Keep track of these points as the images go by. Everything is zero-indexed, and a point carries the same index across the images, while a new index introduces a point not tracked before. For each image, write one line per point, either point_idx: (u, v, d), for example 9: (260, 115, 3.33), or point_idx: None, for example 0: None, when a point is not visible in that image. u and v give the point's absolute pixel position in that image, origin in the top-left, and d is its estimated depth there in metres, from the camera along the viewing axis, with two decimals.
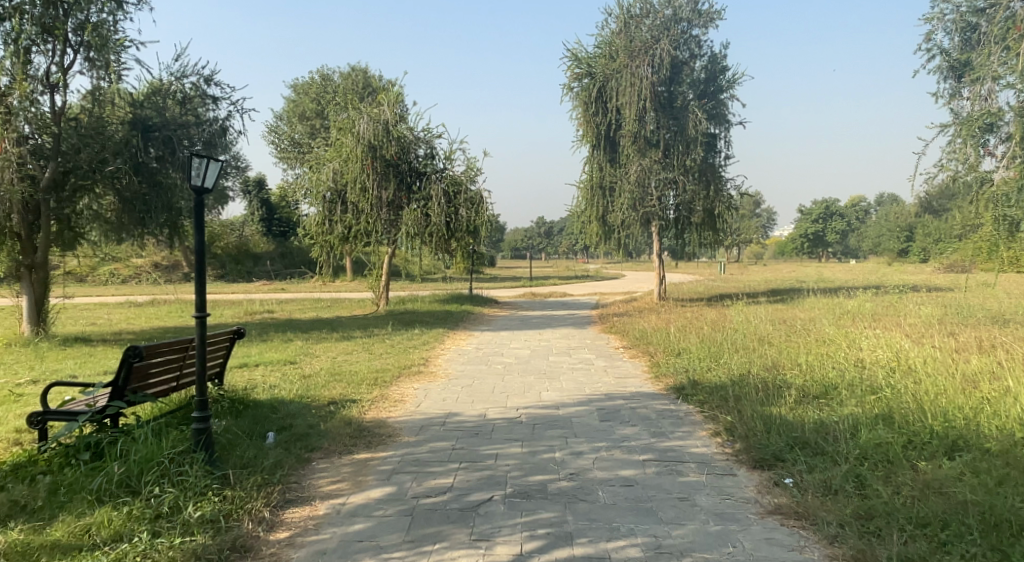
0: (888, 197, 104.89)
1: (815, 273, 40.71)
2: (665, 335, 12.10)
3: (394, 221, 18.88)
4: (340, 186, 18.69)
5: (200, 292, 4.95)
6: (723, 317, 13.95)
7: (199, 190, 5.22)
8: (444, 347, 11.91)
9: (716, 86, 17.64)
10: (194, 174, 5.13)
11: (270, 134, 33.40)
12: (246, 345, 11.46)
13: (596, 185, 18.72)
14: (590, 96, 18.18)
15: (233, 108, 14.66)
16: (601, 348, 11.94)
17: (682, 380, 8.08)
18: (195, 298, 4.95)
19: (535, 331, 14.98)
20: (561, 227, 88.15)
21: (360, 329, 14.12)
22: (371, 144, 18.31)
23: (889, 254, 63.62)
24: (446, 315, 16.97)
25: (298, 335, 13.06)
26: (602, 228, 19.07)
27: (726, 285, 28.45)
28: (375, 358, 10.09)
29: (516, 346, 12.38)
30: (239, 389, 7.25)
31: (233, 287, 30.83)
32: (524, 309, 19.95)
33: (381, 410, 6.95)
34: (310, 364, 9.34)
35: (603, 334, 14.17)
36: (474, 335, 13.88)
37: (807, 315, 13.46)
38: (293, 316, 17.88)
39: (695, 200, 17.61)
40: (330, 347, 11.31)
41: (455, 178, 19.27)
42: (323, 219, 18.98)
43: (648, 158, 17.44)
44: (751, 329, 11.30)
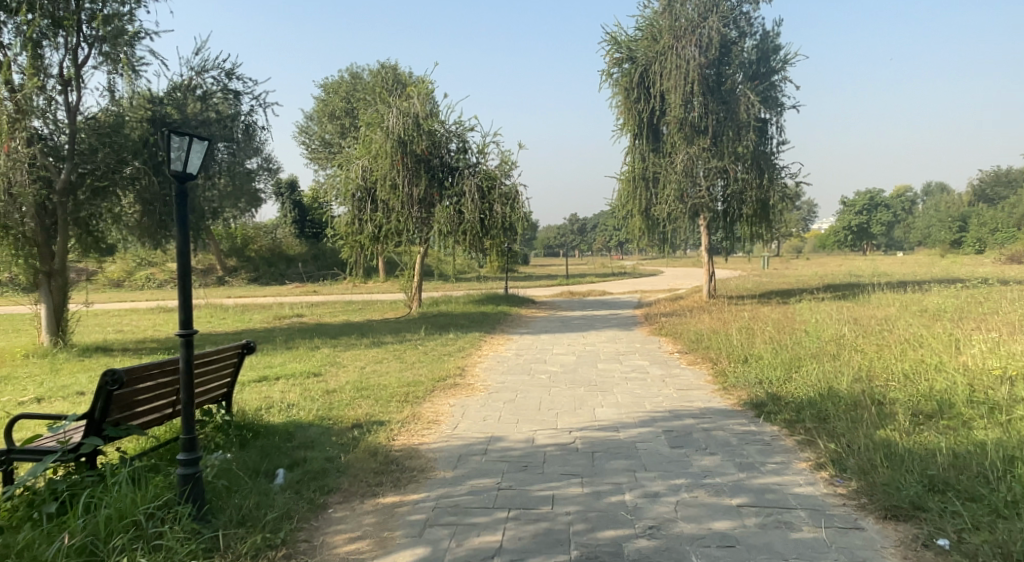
0: (937, 187, 101.30)
1: (866, 266, 39.01)
2: (723, 338, 11.03)
3: (426, 219, 18.03)
4: (370, 184, 17.87)
5: (184, 307, 4.00)
6: (785, 317, 12.82)
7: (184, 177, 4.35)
8: (481, 353, 10.97)
9: (769, 66, 16.53)
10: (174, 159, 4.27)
11: (300, 135, 32.88)
12: (271, 354, 10.63)
13: (638, 176, 17.64)
14: (631, 82, 17.11)
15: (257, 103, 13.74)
16: (652, 353, 10.92)
17: (759, 393, 7.06)
18: (178, 314, 4.00)
19: (578, 333, 13.97)
20: (596, 224, 86.86)
21: (391, 333, 13.24)
22: (401, 138, 17.44)
23: (940, 246, 61.16)
24: (483, 317, 16.05)
25: (325, 342, 12.23)
26: (645, 222, 17.98)
27: (773, 282, 27.09)
28: (406, 368, 9.18)
29: (558, 351, 11.40)
30: (251, 411, 6.39)
31: (265, 289, 30.31)
32: (564, 310, 18.95)
33: (413, 434, 6.03)
34: (334, 377, 8.46)
35: (653, 337, 13.11)
36: (513, 339, 12.93)
37: (880, 314, 12.27)
38: (323, 320, 17.12)
39: (748, 190, 16.44)
40: (359, 356, 10.44)
41: (489, 173, 18.34)
42: (353, 219, 18.18)
43: (696, 145, 16.32)
44: (822, 331, 10.18)
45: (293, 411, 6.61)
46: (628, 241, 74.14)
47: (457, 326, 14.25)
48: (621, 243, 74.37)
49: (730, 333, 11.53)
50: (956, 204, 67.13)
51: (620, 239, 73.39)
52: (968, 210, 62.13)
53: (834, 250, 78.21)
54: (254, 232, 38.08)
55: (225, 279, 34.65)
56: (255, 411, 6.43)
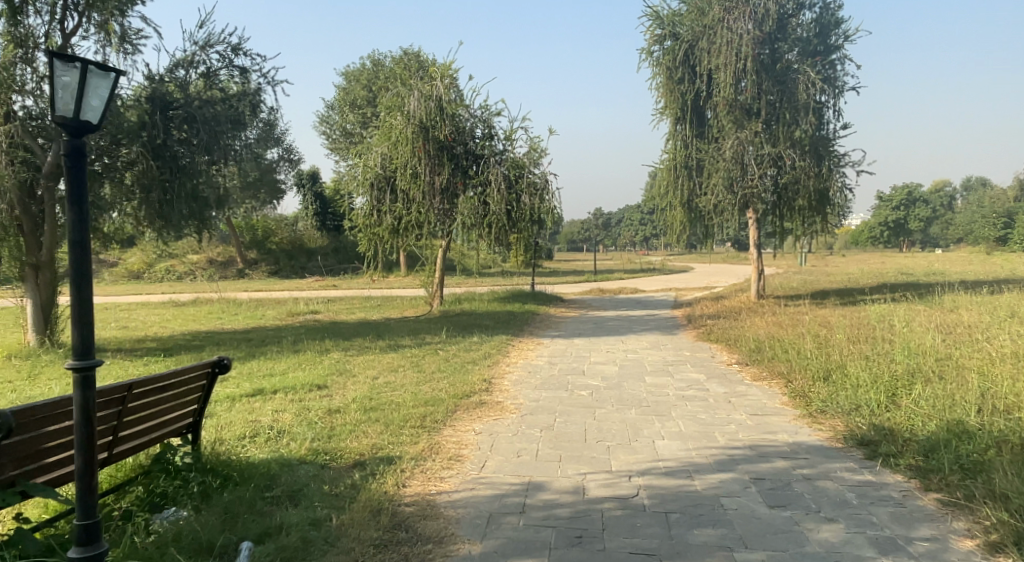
0: (978, 183, 97.84)
1: (909, 264, 37.22)
2: (788, 349, 9.65)
3: (448, 210, 16.75)
4: (389, 172, 16.66)
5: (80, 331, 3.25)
6: (852, 324, 11.40)
7: (78, 123, 3.47)
8: (511, 361, 9.65)
9: (827, 43, 15.19)
10: (61, 100, 3.42)
11: (322, 126, 31.87)
12: (273, 359, 9.42)
13: (680, 164, 16.22)
14: (675, 60, 15.68)
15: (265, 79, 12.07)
16: (706, 363, 9.55)
17: (866, 432, 5.73)
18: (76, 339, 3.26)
19: (616, 337, 12.65)
20: (622, 219, 85.15)
21: (410, 335, 11.99)
22: (422, 124, 16.18)
23: (983, 245, 58.84)
24: (510, 317, 14.77)
25: (337, 343, 11.00)
26: (687, 215, 16.57)
27: (818, 280, 25.45)
28: (425, 381, 7.84)
29: (596, 359, 10.05)
30: (223, 443, 5.04)
31: (283, 283, 29.28)
32: (596, 309, 17.59)
33: (428, 477, 4.68)
34: (339, 391, 7.16)
35: (701, 342, 11.77)
36: (544, 343, 11.59)
37: (964, 327, 10.81)
38: (338, 318, 15.93)
39: (803, 179, 15.00)
40: (371, 363, 9.18)
41: (517, 161, 17.01)
42: (372, 208, 16.95)
43: (747, 130, 14.89)
44: (909, 347, 8.78)
45: (278, 439, 5.26)
46: (657, 237, 72.39)
47: (482, 327, 12.97)
48: (649, 238, 72.64)
49: (793, 342, 10.13)
50: (1000, 201, 64.61)
51: (648, 234, 71.75)
52: (1012, 207, 59.75)
53: (868, 247, 75.87)
54: (273, 223, 37.03)
55: (244, 272, 33.69)
56: (230, 441, 5.10)
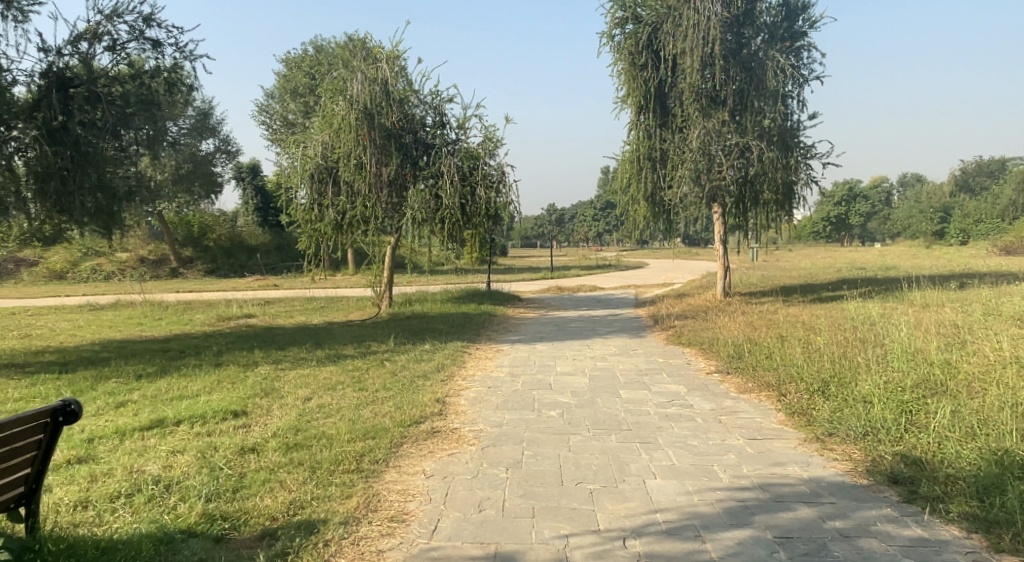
0: (915, 179, 100.35)
1: (858, 259, 37.48)
2: (772, 354, 8.79)
3: (397, 205, 15.53)
4: (331, 163, 15.37)
5: None
6: (831, 325, 10.64)
7: None
8: (466, 374, 8.52)
9: (796, 27, 14.43)
10: None
11: (261, 115, 30.21)
12: (191, 374, 8.14)
13: (643, 155, 15.31)
14: (638, 45, 14.82)
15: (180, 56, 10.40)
16: (684, 372, 8.60)
17: (896, 463, 4.89)
18: None
19: (581, 340, 11.65)
20: (574, 215, 84.63)
21: (353, 343, 10.76)
22: (367, 109, 14.89)
23: (923, 239, 59.97)
24: (465, 319, 13.67)
25: (268, 353, 9.72)
26: (651, 210, 15.69)
27: (778, 275, 24.95)
28: (367, 404, 6.63)
29: (562, 368, 9.00)
30: (81, 514, 3.79)
31: (219, 283, 27.56)
32: (556, 309, 16.59)
33: (361, 552, 3.60)
34: (259, 420, 5.89)
35: (673, 346, 10.85)
36: (503, 350, 10.49)
37: (949, 326, 10.15)
38: (275, 322, 14.57)
39: (772, 171, 14.23)
40: (306, 379, 7.96)
41: (471, 152, 15.86)
42: (313, 202, 15.60)
43: (714, 118, 14.10)
44: (905, 351, 8.01)
45: (162, 499, 3.98)
46: (610, 232, 71.95)
47: (435, 332, 11.83)
48: (600, 234, 72.19)
49: (775, 346, 9.29)
50: (937, 197, 66.23)
51: (600, 230, 71.29)
52: (950, 203, 61.20)
53: (814, 241, 76.87)
54: (211, 219, 35.05)
55: (179, 271, 31.77)
56: (93, 506, 3.90)
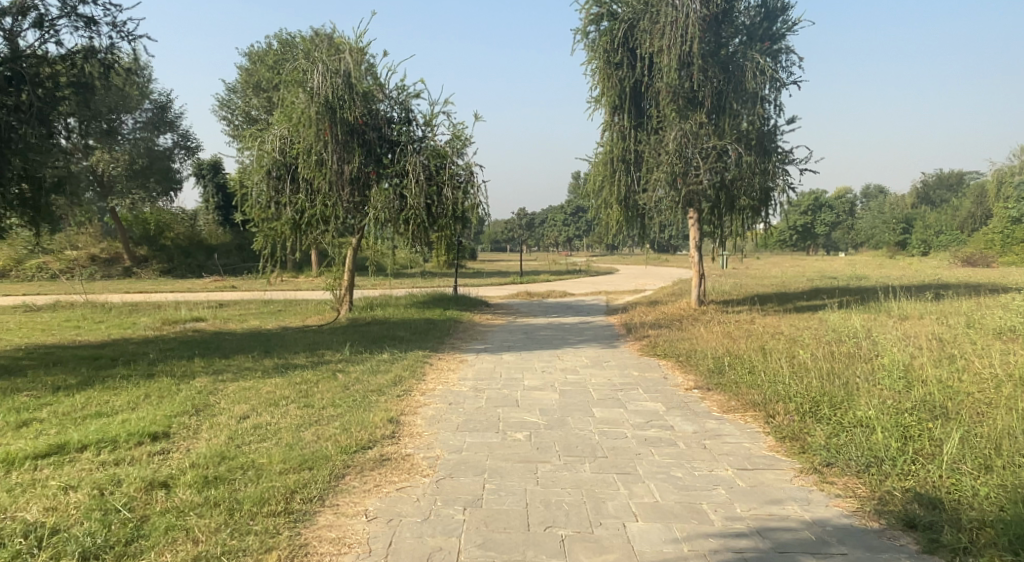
0: (879, 190, 101.66)
1: (825, 268, 37.38)
2: (755, 370, 8.21)
3: (360, 203, 14.76)
4: (290, 159, 14.56)
5: None
6: (813, 338, 10.12)
7: None
8: (425, 388, 7.79)
9: (775, 28, 13.96)
10: None
11: (222, 110, 29.13)
12: (116, 387, 7.29)
13: (617, 157, 14.73)
14: (613, 42, 14.27)
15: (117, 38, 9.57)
16: (661, 388, 7.98)
17: (909, 502, 4.35)
18: None
19: (551, 350, 10.98)
20: (544, 220, 84.12)
21: (306, 352, 9.95)
22: (328, 103, 14.02)
23: (886, 249, 60.46)
24: (429, 326, 12.93)
25: (209, 363, 8.89)
26: (625, 214, 15.12)
27: (751, 284, 24.53)
28: (312, 423, 5.87)
29: (530, 383, 8.30)
30: None
31: (173, 284, 26.40)
32: (524, 316, 15.91)
33: None
34: (181, 445, 5.14)
35: (648, 358, 10.23)
36: (467, 360, 9.78)
37: (934, 340, 9.67)
38: (225, 327, 13.69)
39: (749, 176, 13.75)
40: (246, 394, 7.17)
41: (438, 150, 15.11)
42: (269, 200, 14.74)
43: (691, 120, 13.54)
44: (897, 368, 7.49)
45: (29, 558, 3.52)
46: (580, 238, 71.54)
47: (395, 340, 11.07)
48: (570, 239, 71.71)
49: (757, 360, 8.71)
50: (901, 209, 66.94)
51: (571, 235, 70.83)
52: (912, 214, 61.89)
53: (781, 250, 77.27)
54: (167, 217, 33.74)
55: (131, 270, 30.47)
56: None
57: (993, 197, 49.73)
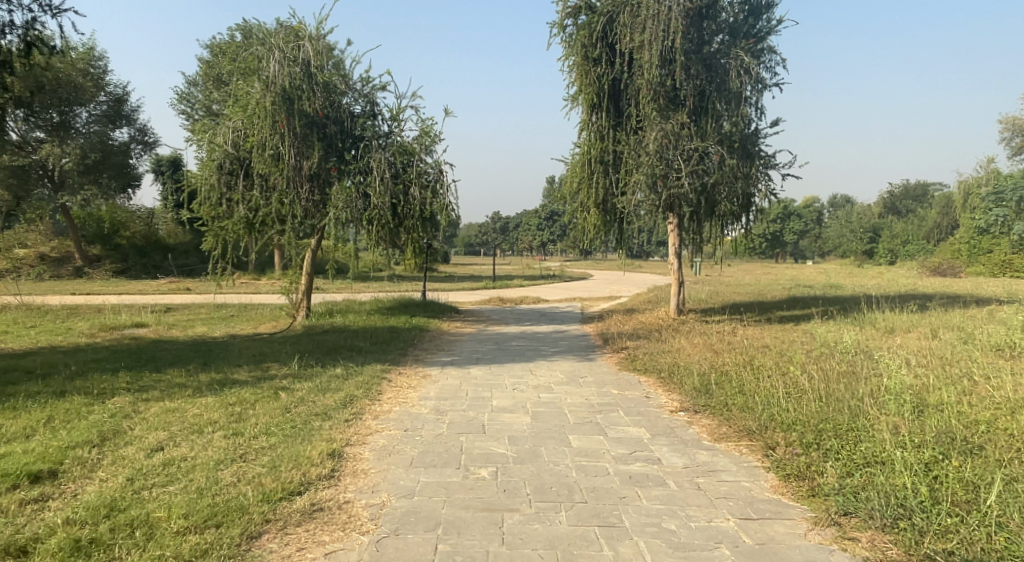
0: (846, 198, 102.83)
1: (797, 276, 37.00)
2: (745, 390, 7.41)
3: (320, 202, 13.78)
4: (244, 153, 13.56)
5: None
6: (804, 353, 9.35)
7: None
8: (379, 410, 6.87)
9: (761, 24, 13.24)
10: None
11: (182, 104, 27.88)
12: (15, 408, 6.30)
13: (594, 158, 13.96)
14: (591, 36, 13.49)
15: (41, 10, 8.55)
16: (643, 410, 7.13)
17: None
18: None
19: (523, 363, 10.08)
20: (516, 224, 83.39)
21: (249, 365, 8.96)
22: (285, 93, 12.99)
23: (855, 258, 60.58)
24: (390, 334, 11.99)
25: (136, 379, 7.90)
26: (602, 218, 14.37)
27: (728, 291, 23.86)
28: (238, 460, 4.97)
29: (498, 403, 7.41)
30: None
31: (125, 286, 25.13)
32: (494, 323, 15.02)
33: None
34: (68, 490, 4.30)
35: (627, 373, 9.39)
36: (429, 375, 8.86)
37: (935, 355, 8.94)
38: (167, 334, 12.66)
39: (733, 180, 13.03)
40: (167, 418, 6.22)
41: (405, 146, 14.14)
42: (221, 197, 13.72)
43: (672, 120, 12.80)
44: (909, 391, 6.71)
45: None
46: (552, 243, 70.92)
47: (352, 351, 10.12)
48: (543, 244, 70.96)
49: (748, 379, 7.91)
50: (871, 218, 67.25)
51: (544, 240, 70.12)
52: (880, 223, 62.16)
53: (752, 257, 77.28)
54: (124, 214, 32.38)
55: (82, 271, 29.10)
56: None
57: (961, 207, 49.88)
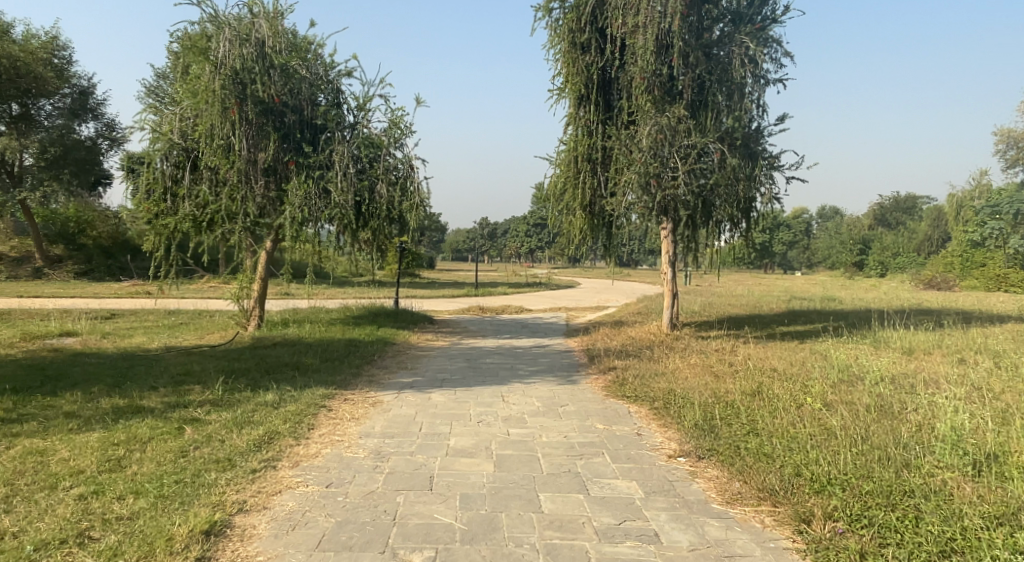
0: (833, 210, 102.16)
1: (792, 288, 35.71)
2: (758, 431, 6.02)
3: (276, 199, 12.32)
4: (192, 143, 12.13)
5: None
6: (821, 381, 7.98)
7: None
8: (304, 452, 5.48)
9: (769, 8, 11.90)
10: None
11: (150, 96, 26.38)
12: None
13: (583, 155, 12.61)
14: (580, 18, 12.14)
15: None
16: (634, 456, 5.73)
17: None
18: None
19: (494, 385, 8.69)
20: (505, 229, 82.07)
21: (165, 389, 7.52)
22: (236, 76, 11.55)
23: (846, 270, 59.57)
24: (347, 347, 10.61)
25: (16, 409, 6.49)
26: (590, 221, 13.03)
27: (723, 303, 22.49)
28: (72, 544, 3.78)
29: (457, 441, 6.02)
30: None
31: (81, 289, 23.57)
32: (470, 336, 13.62)
33: None
34: None
35: (615, 401, 7.98)
36: (380, 401, 7.47)
37: (976, 385, 7.57)
38: (95, 346, 11.25)
39: (735, 181, 11.68)
40: (19, 469, 4.85)
41: (371, 139, 12.69)
42: (164, 192, 12.32)
43: (668, 113, 11.47)
44: (970, 438, 5.33)
45: None
46: (541, 249, 69.61)
47: (297, 369, 8.71)
48: (531, 251, 69.64)
49: (762, 414, 6.54)
50: (861, 229, 66.30)
51: (532, 247, 68.81)
52: (870, 235, 61.05)
53: (742, 268, 76.23)
54: (91, 214, 30.86)
55: (41, 272, 27.54)
56: None
57: (954, 219, 48.75)
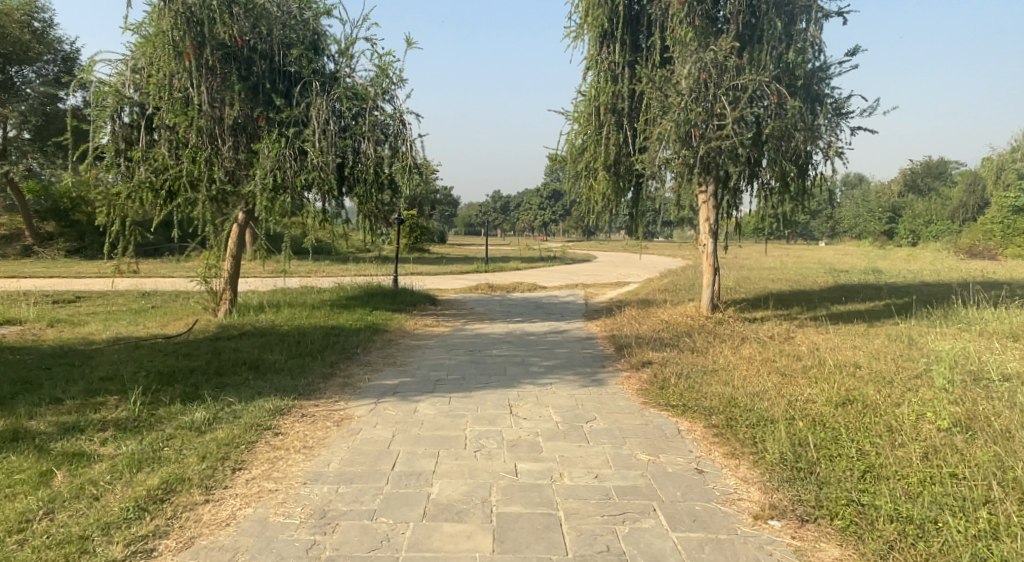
0: (857, 177, 98.87)
1: (824, 259, 33.30)
2: (880, 476, 4.13)
3: (246, 161, 10.43)
4: (144, 96, 10.24)
5: None
6: (930, 388, 6.03)
7: None
8: (211, 515, 3.73)
9: None
10: None
11: None
12: None
13: (607, 105, 10.59)
14: None
15: None
16: (703, 516, 3.88)
17: None
18: None
19: (500, 387, 6.86)
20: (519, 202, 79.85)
21: (68, 402, 5.72)
22: (191, 12, 9.64)
23: (874, 239, 56.85)
24: (327, 336, 8.87)
25: None
26: (614, 185, 11.05)
27: (757, 278, 20.42)
28: None
29: (443, 486, 4.23)
30: None
31: (66, 268, 21.92)
32: (478, 319, 11.80)
33: None
34: None
35: (656, 412, 6.10)
36: (349, 415, 5.67)
37: None
38: (37, 336, 9.59)
39: (792, 132, 9.63)
40: None
41: (356, 88, 10.72)
42: (116, 156, 10.39)
43: (713, 48, 9.44)
44: None
45: None
46: (556, 222, 67.40)
47: (255, 370, 6.94)
48: (546, 224, 67.44)
49: (875, 444, 4.61)
50: (891, 196, 63.36)
51: (547, 220, 66.59)
52: (900, 201, 58.04)
53: (765, 239, 73.63)
54: None
55: (28, 251, 25.91)
56: None
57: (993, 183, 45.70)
